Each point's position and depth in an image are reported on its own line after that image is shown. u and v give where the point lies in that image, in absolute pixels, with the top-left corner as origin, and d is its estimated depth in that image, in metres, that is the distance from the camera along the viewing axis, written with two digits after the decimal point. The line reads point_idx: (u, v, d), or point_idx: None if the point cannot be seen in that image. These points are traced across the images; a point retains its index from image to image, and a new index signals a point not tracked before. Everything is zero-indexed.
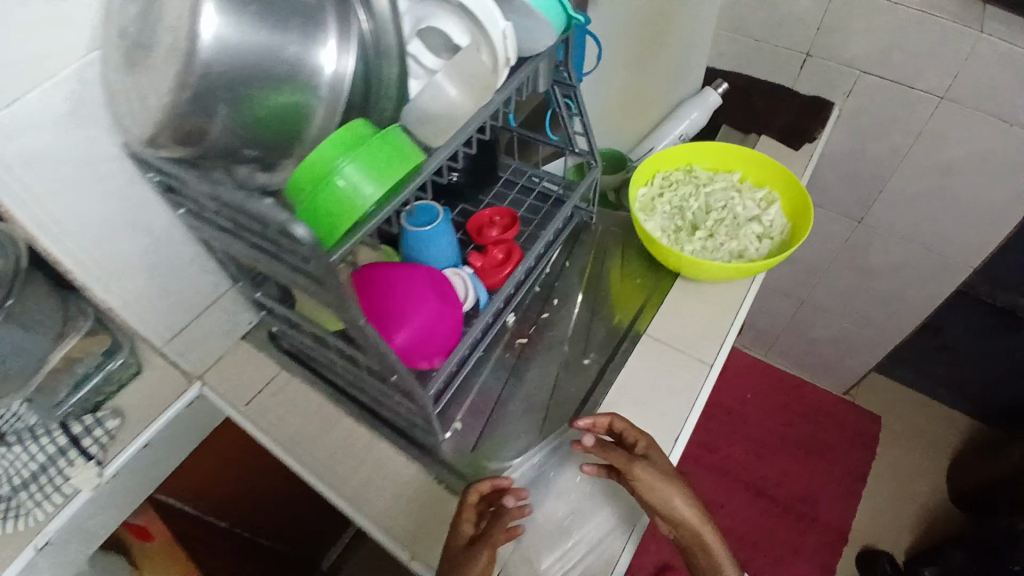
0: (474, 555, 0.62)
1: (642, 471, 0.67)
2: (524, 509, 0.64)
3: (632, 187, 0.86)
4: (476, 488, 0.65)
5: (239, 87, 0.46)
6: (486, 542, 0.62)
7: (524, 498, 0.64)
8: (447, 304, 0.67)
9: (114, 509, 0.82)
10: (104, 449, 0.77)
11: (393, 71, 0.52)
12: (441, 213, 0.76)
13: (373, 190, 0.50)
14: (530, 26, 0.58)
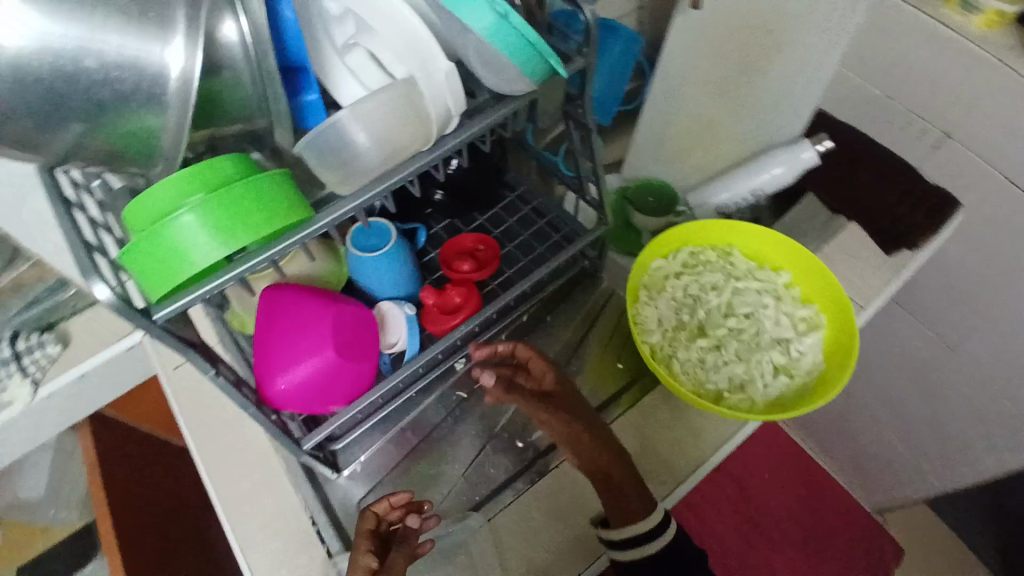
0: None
1: (546, 412, 0.63)
2: (431, 520, 0.59)
3: (644, 257, 0.70)
4: (371, 507, 0.57)
5: (67, 91, 0.36)
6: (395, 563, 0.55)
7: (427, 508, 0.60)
8: (349, 357, 0.57)
9: (40, 427, 0.81)
10: (40, 374, 0.76)
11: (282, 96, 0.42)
12: (395, 238, 0.64)
13: (214, 250, 0.40)
14: (495, 65, 0.43)
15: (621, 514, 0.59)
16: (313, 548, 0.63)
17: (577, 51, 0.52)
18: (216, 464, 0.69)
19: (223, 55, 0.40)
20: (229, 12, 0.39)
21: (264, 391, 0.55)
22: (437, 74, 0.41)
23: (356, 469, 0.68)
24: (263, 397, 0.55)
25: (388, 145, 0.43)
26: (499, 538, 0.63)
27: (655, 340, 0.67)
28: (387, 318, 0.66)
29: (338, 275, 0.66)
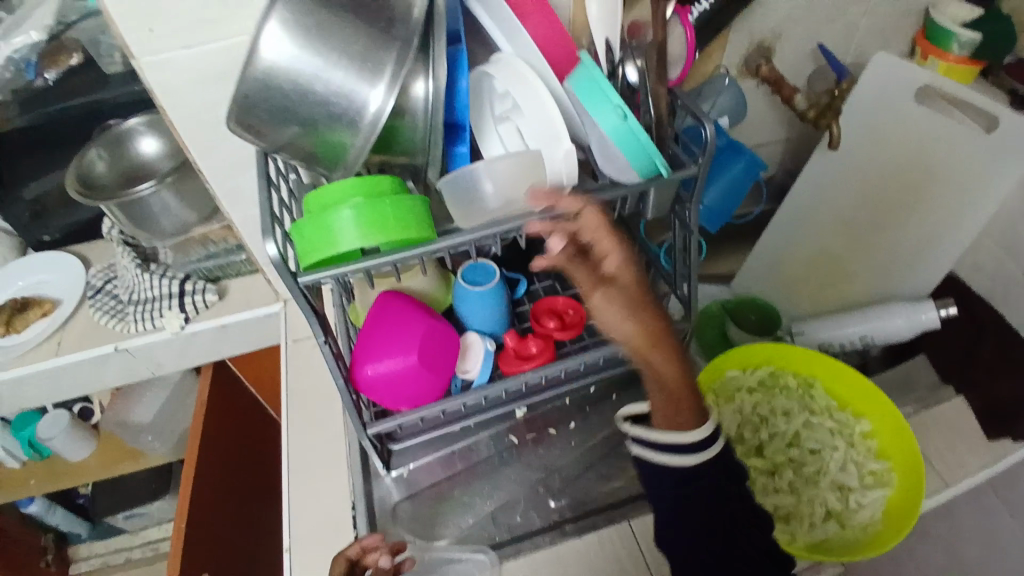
0: None
1: (601, 300, 0.53)
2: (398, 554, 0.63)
3: (720, 362, 0.71)
4: (341, 555, 0.60)
5: (292, 98, 0.50)
6: None
7: (393, 545, 0.63)
8: (427, 367, 0.65)
9: (179, 356, 1.00)
10: (195, 314, 0.95)
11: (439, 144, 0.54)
12: (496, 278, 0.73)
13: (355, 240, 0.50)
14: (612, 157, 0.55)
15: (666, 417, 0.54)
16: (347, 530, 0.70)
17: (690, 161, 0.60)
18: (295, 429, 0.79)
19: (408, 103, 0.52)
20: (422, 75, 0.51)
21: (354, 372, 0.64)
22: (559, 151, 0.51)
23: (402, 473, 0.74)
24: (352, 377, 0.65)
25: (510, 194, 0.53)
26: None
27: None
28: (470, 347, 0.73)
29: (441, 298, 0.75)
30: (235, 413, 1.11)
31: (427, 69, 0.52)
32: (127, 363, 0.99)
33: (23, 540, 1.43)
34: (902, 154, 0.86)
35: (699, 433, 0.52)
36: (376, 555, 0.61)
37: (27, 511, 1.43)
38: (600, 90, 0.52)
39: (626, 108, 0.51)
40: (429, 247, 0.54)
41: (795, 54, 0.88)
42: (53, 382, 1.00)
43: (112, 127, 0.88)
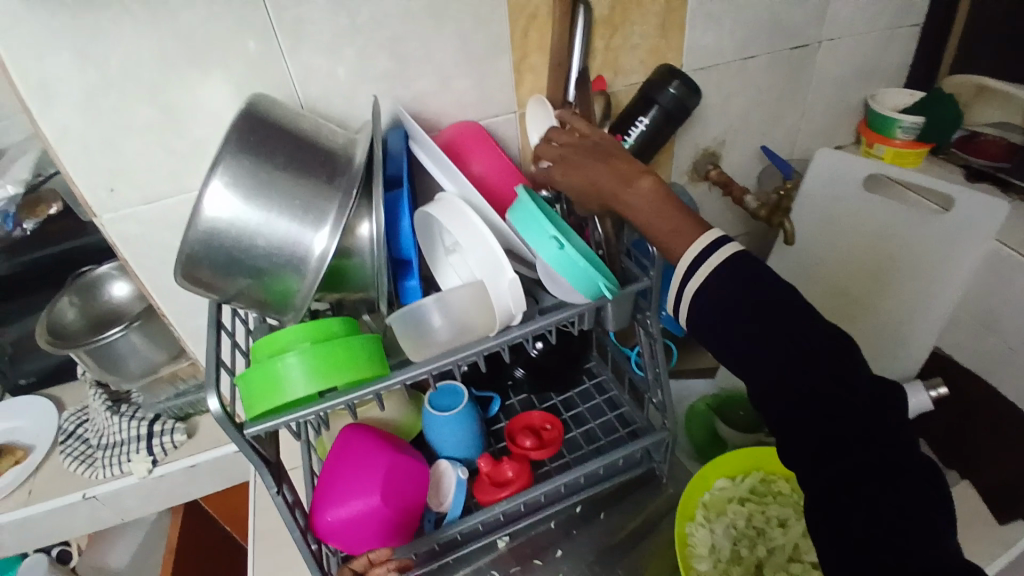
0: None
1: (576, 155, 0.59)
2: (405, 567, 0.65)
3: (705, 473, 0.68)
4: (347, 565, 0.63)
5: (238, 249, 0.50)
6: None
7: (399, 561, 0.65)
8: (393, 505, 0.61)
9: (145, 500, 0.95)
10: (164, 454, 0.92)
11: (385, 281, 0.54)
12: (465, 400, 0.71)
13: (303, 386, 0.48)
14: (558, 278, 0.55)
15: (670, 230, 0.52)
16: None
17: (644, 274, 0.60)
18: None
19: (354, 244, 0.53)
20: (367, 217, 0.53)
21: (315, 518, 0.60)
22: (504, 282, 0.51)
23: None
24: (313, 524, 0.60)
25: (463, 324, 0.53)
26: None
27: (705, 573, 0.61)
28: (442, 477, 0.70)
29: (410, 424, 0.73)
30: (208, 557, 1.03)
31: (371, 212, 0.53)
32: (90, 512, 0.94)
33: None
34: (864, 240, 0.88)
35: (696, 252, 0.50)
36: (383, 567, 0.63)
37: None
38: (535, 221, 0.51)
39: (561, 239, 0.50)
40: (381, 384, 0.52)
41: (743, 156, 0.92)
42: (14, 538, 0.94)
43: (85, 274, 0.89)
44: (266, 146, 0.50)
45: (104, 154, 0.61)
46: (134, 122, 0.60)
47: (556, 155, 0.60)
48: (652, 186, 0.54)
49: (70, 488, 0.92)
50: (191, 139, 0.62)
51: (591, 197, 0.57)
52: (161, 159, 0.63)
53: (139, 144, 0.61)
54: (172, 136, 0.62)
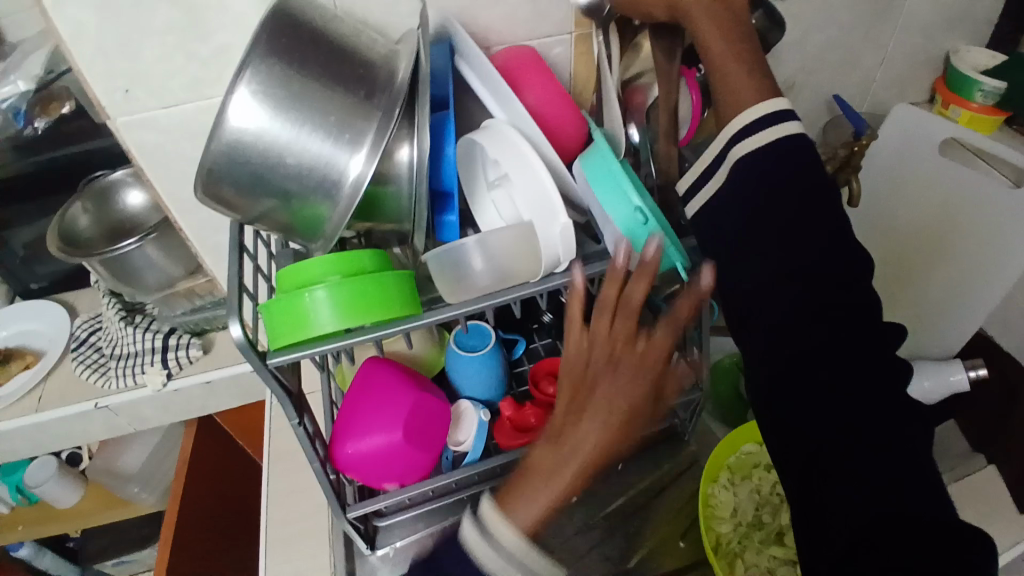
0: None
1: None
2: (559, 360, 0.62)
3: (736, 436, 0.65)
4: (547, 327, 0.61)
5: (267, 167, 0.46)
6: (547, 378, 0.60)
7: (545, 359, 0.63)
8: (415, 444, 0.60)
9: (160, 411, 0.95)
10: (178, 369, 0.90)
11: (425, 218, 0.50)
12: (491, 342, 0.68)
13: (331, 323, 0.46)
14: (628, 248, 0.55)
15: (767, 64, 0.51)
16: None
17: (701, 228, 0.56)
18: (278, 499, 0.73)
19: (392, 170, 0.48)
20: (408, 140, 0.47)
21: (334, 450, 0.59)
22: (555, 226, 0.47)
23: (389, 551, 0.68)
24: (331, 455, 0.60)
25: (508, 268, 0.49)
26: None
27: (727, 537, 0.60)
28: (462, 415, 0.69)
29: (432, 361, 0.71)
30: (223, 470, 1.05)
31: (415, 138, 0.48)
32: (106, 419, 0.94)
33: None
34: (925, 209, 0.82)
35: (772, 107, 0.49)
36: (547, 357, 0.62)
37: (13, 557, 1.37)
38: (614, 178, 0.54)
39: (643, 206, 0.52)
40: (413, 325, 0.49)
41: (807, 104, 0.85)
42: (31, 438, 0.95)
43: (97, 179, 0.85)
44: (296, 50, 0.45)
45: (119, 50, 0.55)
46: (152, 15, 0.53)
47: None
48: (724, 1, 0.52)
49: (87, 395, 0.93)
50: (213, 39, 0.56)
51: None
52: (180, 59, 0.57)
53: (157, 41, 0.55)
54: (193, 34, 0.56)
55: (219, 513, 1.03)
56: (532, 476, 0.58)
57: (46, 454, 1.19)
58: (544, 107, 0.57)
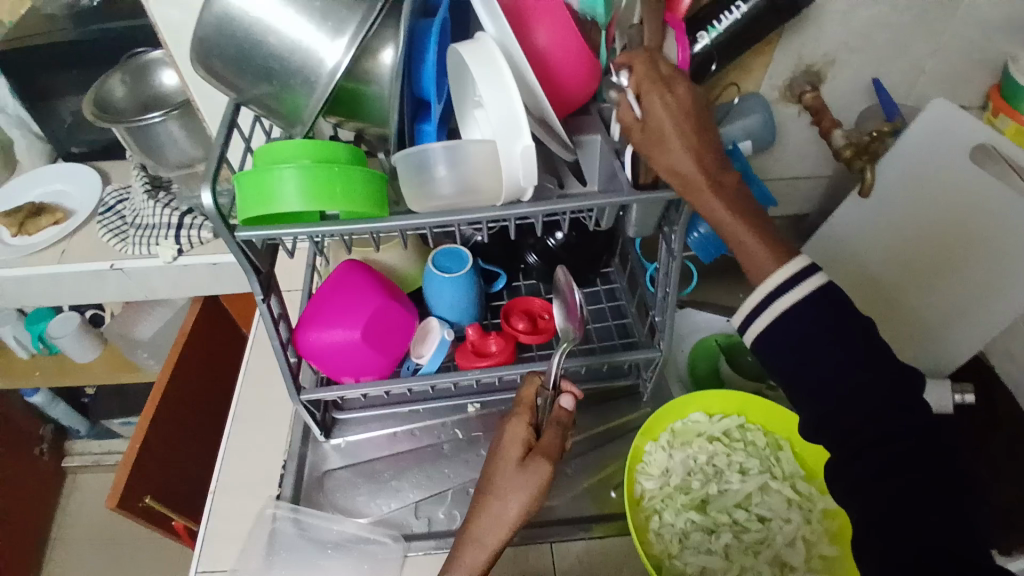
0: (526, 471, 0.53)
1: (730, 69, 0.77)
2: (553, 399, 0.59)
3: (686, 403, 0.67)
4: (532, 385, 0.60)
5: (250, 41, 0.47)
6: (535, 458, 0.54)
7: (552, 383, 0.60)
8: (373, 344, 0.63)
9: (172, 286, 0.99)
10: (191, 246, 0.94)
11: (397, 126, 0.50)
12: (467, 264, 0.70)
13: (292, 202, 0.48)
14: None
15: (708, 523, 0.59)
16: (272, 487, 0.69)
17: None
18: (256, 378, 0.78)
19: (374, 71, 0.49)
20: (391, 42, 0.48)
21: (298, 335, 0.63)
22: (518, 146, 0.47)
23: (341, 443, 0.73)
24: (295, 339, 0.63)
25: (467, 183, 0.49)
26: (403, 566, 0.64)
27: (645, 498, 0.62)
28: (429, 333, 0.71)
29: (412, 278, 0.74)
30: (220, 346, 1.07)
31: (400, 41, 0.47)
32: (117, 282, 0.98)
33: (21, 430, 1.39)
34: (935, 212, 0.78)
35: (796, 266, 0.47)
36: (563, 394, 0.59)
37: (30, 400, 1.39)
38: None
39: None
40: (373, 225, 0.51)
41: (836, 86, 0.82)
42: (49, 290, 0.98)
43: (137, 56, 0.88)
44: None
45: None
46: None
47: (559, 424, 0.56)
48: (550, 452, 0.54)
49: (100, 255, 0.96)
50: None
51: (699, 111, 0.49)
52: None
53: None
54: None
55: (221, 393, 1.09)
56: (478, 518, 0.53)
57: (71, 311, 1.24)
58: (555, 49, 0.53)
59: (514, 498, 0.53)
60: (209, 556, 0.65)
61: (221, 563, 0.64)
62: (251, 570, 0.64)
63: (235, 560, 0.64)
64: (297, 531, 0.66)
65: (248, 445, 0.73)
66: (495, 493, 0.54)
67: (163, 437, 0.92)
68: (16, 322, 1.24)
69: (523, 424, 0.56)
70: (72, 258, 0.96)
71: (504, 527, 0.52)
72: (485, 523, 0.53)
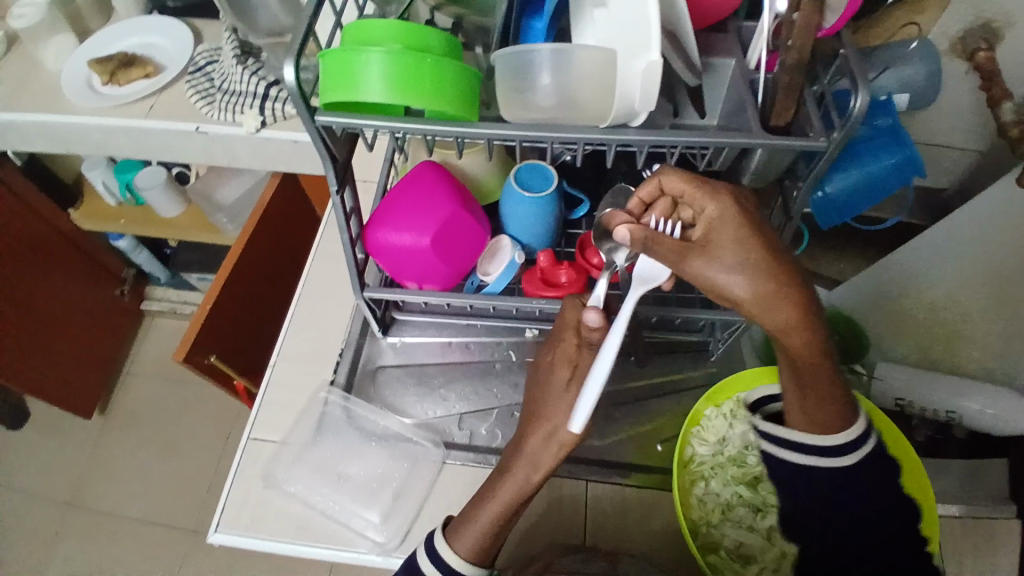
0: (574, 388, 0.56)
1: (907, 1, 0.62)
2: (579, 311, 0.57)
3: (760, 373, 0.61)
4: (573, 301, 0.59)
5: None
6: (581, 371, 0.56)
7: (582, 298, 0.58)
8: (440, 255, 0.60)
9: (252, 158, 0.99)
10: (273, 119, 0.93)
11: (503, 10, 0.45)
12: (551, 185, 0.64)
13: (375, 92, 0.43)
14: None
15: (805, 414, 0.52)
16: (325, 371, 0.70)
17: (821, 131, 0.43)
18: (323, 262, 0.78)
19: None
20: None
21: (367, 233, 0.61)
22: (641, 62, 0.40)
23: (396, 342, 0.72)
24: (364, 236, 0.61)
25: (572, 98, 0.43)
26: (439, 473, 0.64)
27: (694, 462, 0.59)
28: (499, 251, 0.67)
29: (490, 190, 0.69)
30: (292, 224, 1.08)
31: None
32: (200, 146, 0.98)
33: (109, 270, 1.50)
34: None
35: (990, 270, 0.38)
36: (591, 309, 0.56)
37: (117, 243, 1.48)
38: None
39: None
40: (460, 130, 0.46)
41: None
42: (137, 143, 1.00)
43: None
44: None
45: None
46: None
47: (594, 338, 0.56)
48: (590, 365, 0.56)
49: (187, 115, 0.96)
50: None
51: (753, 212, 0.48)
52: None
53: None
54: None
55: (288, 269, 1.12)
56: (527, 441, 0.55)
57: (157, 165, 1.28)
58: None
59: (564, 416, 0.55)
60: (262, 423, 0.67)
61: (271, 433, 0.67)
62: (297, 445, 0.66)
63: (285, 433, 0.67)
64: (346, 418, 0.68)
65: (309, 326, 0.74)
66: (537, 419, 0.56)
67: (230, 302, 0.95)
68: (106, 168, 1.30)
69: (569, 341, 0.57)
70: (162, 114, 0.96)
71: (556, 446, 0.54)
72: (531, 448, 0.55)
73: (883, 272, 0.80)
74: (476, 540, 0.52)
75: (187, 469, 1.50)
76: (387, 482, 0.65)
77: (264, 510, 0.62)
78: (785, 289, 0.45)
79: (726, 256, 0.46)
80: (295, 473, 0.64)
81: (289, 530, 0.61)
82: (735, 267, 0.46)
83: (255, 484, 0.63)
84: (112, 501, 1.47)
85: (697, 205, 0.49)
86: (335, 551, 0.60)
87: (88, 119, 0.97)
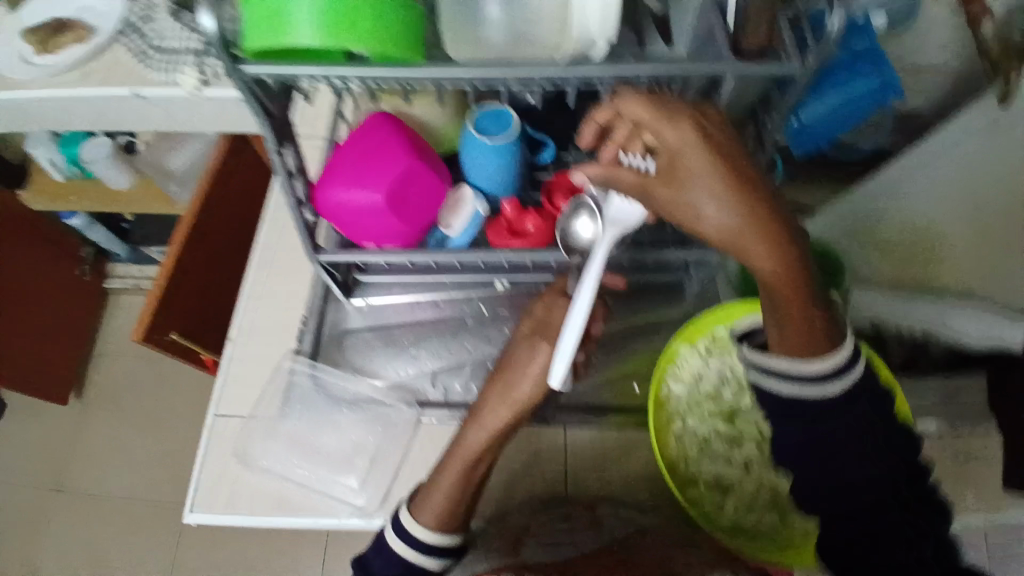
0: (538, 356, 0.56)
1: None
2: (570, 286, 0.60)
3: (734, 309, 0.59)
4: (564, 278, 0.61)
5: None
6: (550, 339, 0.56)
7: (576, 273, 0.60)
8: (396, 211, 0.58)
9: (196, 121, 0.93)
10: (213, 77, 0.86)
11: None
12: (512, 129, 0.61)
13: (307, 35, 0.40)
14: None
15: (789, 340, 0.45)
16: (290, 340, 0.68)
17: (794, 54, 0.41)
18: (277, 226, 0.74)
19: None
20: None
21: (316, 193, 0.57)
22: None
23: (362, 304, 0.70)
24: (313, 197, 0.58)
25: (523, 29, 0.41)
26: (413, 433, 0.64)
27: (670, 403, 0.60)
28: (461, 202, 0.64)
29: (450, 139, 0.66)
30: (246, 188, 1.03)
31: None
32: (139, 111, 0.92)
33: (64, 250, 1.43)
34: None
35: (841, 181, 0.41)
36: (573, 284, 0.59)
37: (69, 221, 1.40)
38: None
39: None
40: (405, 72, 0.43)
41: None
42: (70, 111, 0.93)
43: None
44: None
45: None
46: None
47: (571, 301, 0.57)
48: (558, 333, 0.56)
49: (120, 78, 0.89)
50: None
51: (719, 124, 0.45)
52: None
53: None
54: None
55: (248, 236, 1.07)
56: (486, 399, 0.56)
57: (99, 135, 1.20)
58: None
59: (526, 379, 0.55)
60: (228, 400, 0.66)
61: (239, 407, 0.65)
62: (267, 417, 0.65)
63: (253, 406, 0.65)
64: (314, 387, 0.66)
65: (268, 295, 0.71)
66: (499, 380, 0.57)
67: (188, 275, 0.91)
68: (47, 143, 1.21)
69: (543, 307, 0.59)
70: (92, 78, 0.89)
71: (506, 405, 0.55)
72: (494, 401, 0.56)
73: (859, 193, 0.76)
74: (443, 502, 0.52)
75: (171, 444, 1.48)
76: (363, 447, 0.65)
77: (238, 484, 0.62)
78: (762, 216, 0.42)
79: (709, 182, 0.42)
80: (268, 446, 0.64)
81: (265, 503, 0.61)
82: (715, 194, 0.42)
83: (227, 460, 0.62)
84: (97, 482, 1.46)
85: (653, 133, 0.45)
86: (317, 518, 0.60)
87: (13, 88, 0.89)
